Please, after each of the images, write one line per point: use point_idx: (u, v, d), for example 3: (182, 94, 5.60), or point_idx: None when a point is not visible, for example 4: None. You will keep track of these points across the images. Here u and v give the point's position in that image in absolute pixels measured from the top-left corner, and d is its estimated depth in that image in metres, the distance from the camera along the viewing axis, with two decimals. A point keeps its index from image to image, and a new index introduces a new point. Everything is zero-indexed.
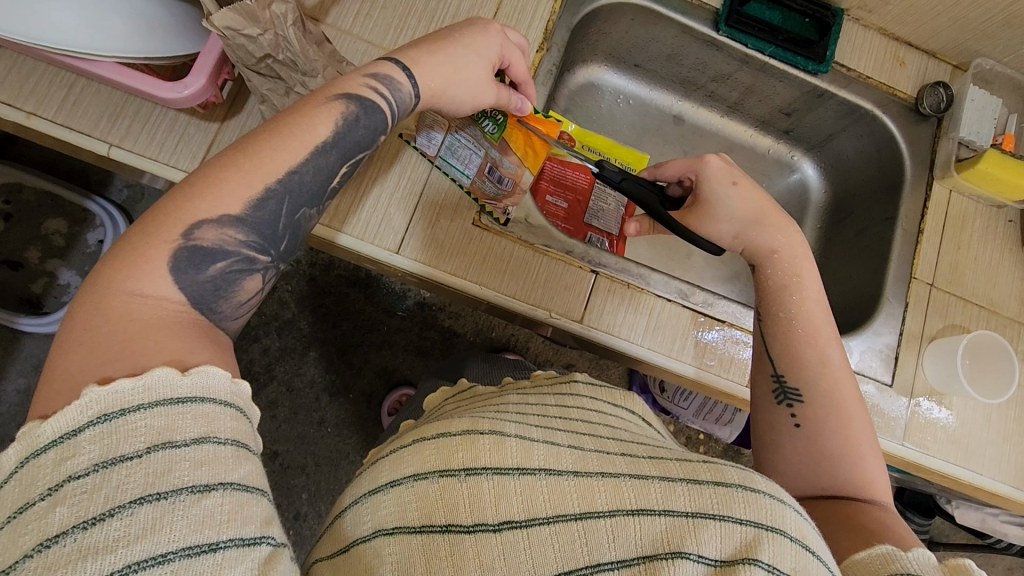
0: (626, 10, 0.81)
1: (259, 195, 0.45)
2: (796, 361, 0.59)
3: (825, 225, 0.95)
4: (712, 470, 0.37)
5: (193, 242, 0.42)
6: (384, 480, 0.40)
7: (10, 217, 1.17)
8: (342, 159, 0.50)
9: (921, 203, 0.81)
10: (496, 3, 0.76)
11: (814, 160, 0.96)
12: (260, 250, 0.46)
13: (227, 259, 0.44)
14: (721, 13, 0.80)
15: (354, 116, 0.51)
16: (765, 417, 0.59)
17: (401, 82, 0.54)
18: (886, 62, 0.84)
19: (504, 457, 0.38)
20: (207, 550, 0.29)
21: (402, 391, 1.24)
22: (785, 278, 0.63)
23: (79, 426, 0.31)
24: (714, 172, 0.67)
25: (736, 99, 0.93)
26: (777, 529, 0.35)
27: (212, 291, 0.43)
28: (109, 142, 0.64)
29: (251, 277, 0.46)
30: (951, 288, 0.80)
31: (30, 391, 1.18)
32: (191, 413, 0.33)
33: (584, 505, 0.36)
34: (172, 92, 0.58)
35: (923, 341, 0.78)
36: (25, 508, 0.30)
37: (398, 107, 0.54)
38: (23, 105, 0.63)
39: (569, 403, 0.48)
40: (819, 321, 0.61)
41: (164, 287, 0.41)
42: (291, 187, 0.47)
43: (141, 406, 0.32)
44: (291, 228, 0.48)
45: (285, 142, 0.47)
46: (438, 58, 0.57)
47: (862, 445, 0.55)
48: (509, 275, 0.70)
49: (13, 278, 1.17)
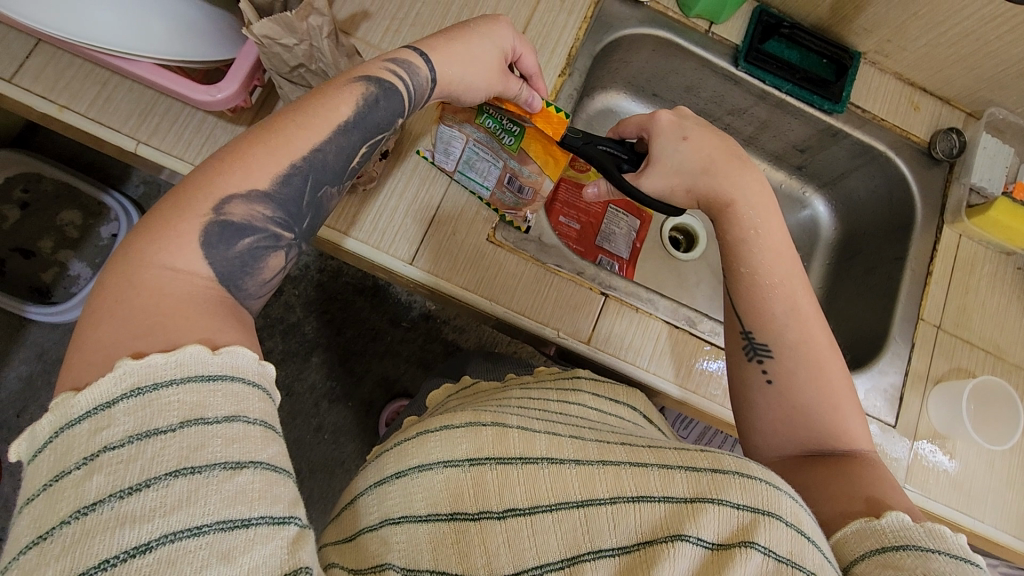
0: (647, 42, 0.83)
1: (285, 171, 0.46)
2: (764, 318, 0.60)
3: (834, 262, 0.96)
4: (710, 458, 0.40)
5: (224, 217, 0.43)
6: (389, 471, 0.43)
7: (26, 207, 1.19)
8: (362, 141, 0.52)
9: (930, 244, 0.82)
10: (522, 27, 0.77)
11: (826, 197, 0.97)
12: (284, 227, 0.47)
13: (254, 235, 0.45)
14: (741, 49, 0.82)
15: (373, 97, 0.52)
16: (738, 376, 0.60)
17: (418, 68, 0.55)
18: (900, 105, 0.86)
19: (507, 448, 0.40)
20: (239, 526, 0.30)
21: (400, 401, 1.23)
22: (745, 229, 0.63)
23: (113, 399, 0.32)
24: (664, 128, 0.65)
25: (751, 134, 0.95)
26: (773, 513, 0.37)
27: (239, 267, 0.44)
28: (137, 139, 0.65)
29: (274, 255, 0.47)
30: (957, 332, 0.80)
31: (31, 379, 1.18)
32: (220, 391, 0.34)
33: (585, 492, 0.38)
34: (205, 96, 0.60)
35: (928, 383, 0.78)
36: (61, 476, 0.31)
37: (415, 91, 0.55)
38: (56, 99, 0.65)
39: (572, 399, 0.51)
40: (785, 273, 0.61)
41: (194, 262, 0.42)
42: (315, 164, 0.48)
43: (172, 381, 0.33)
44: (313, 207, 0.49)
45: (309, 121, 0.48)
46: (453, 46, 0.58)
47: (841, 394, 0.56)
48: (517, 293, 0.71)
49: (24, 267, 1.18)
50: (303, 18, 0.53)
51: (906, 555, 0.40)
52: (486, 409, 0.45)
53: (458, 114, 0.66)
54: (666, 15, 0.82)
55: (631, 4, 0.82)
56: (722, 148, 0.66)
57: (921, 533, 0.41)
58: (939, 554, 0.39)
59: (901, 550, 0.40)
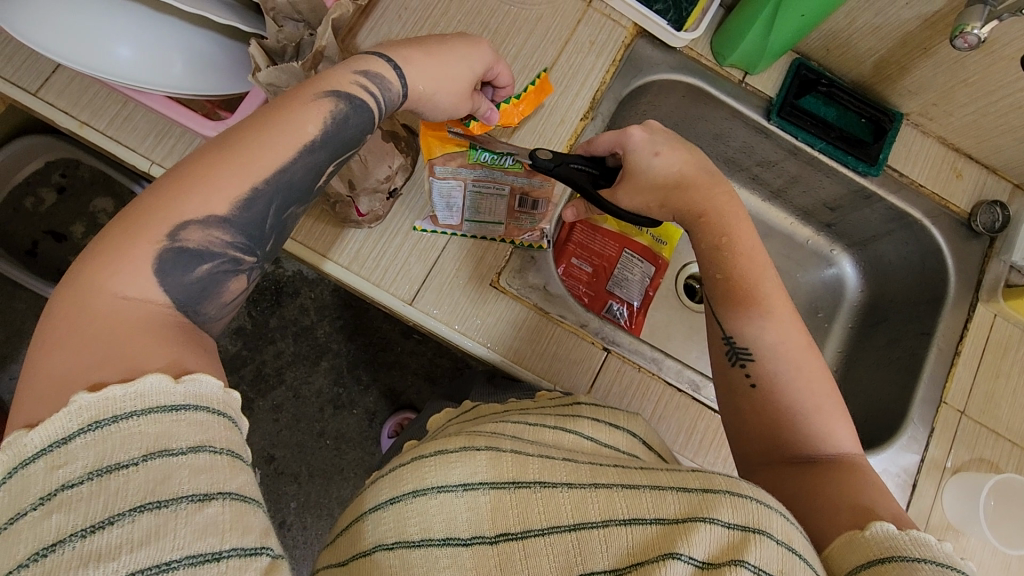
0: (678, 88, 0.81)
1: (247, 195, 0.45)
2: (742, 319, 0.57)
3: (857, 326, 0.91)
4: (700, 479, 0.40)
5: (179, 244, 0.42)
6: (383, 497, 0.41)
7: (63, 191, 1.21)
8: (329, 159, 0.50)
9: (961, 322, 0.78)
10: (547, 69, 0.76)
11: (854, 258, 0.93)
12: (245, 251, 0.46)
13: (213, 261, 0.44)
14: (775, 103, 0.79)
15: (343, 115, 0.50)
16: (721, 379, 0.58)
17: (391, 82, 0.54)
18: (942, 172, 0.81)
19: (503, 471, 0.39)
20: (210, 559, 0.29)
21: (405, 415, 1.23)
22: (717, 238, 0.60)
23: (69, 434, 0.31)
24: (637, 144, 0.61)
25: (780, 186, 0.91)
26: (763, 530, 0.36)
27: (198, 291, 0.43)
28: (152, 160, 0.66)
29: (235, 279, 0.46)
30: (983, 419, 0.75)
31: None
32: (184, 421, 0.33)
33: (577, 516, 0.37)
34: (215, 131, 0.60)
35: (945, 472, 0.73)
36: (16, 518, 0.29)
37: (387, 105, 0.54)
38: (78, 115, 0.66)
39: (569, 426, 0.47)
40: (761, 274, 0.59)
41: (147, 289, 0.41)
42: (280, 187, 0.47)
43: (132, 413, 0.32)
44: (277, 229, 0.48)
45: (274, 139, 0.47)
46: (429, 62, 0.57)
47: (822, 395, 0.53)
48: (516, 339, 0.69)
49: (55, 249, 1.21)
50: (313, 68, 0.55)
51: (893, 567, 0.38)
52: (481, 432, 0.45)
53: (449, 163, 0.66)
54: (699, 62, 0.80)
55: (665, 48, 0.79)
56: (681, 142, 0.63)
57: (907, 543, 0.39)
58: (926, 563, 0.38)
59: (887, 562, 0.39)
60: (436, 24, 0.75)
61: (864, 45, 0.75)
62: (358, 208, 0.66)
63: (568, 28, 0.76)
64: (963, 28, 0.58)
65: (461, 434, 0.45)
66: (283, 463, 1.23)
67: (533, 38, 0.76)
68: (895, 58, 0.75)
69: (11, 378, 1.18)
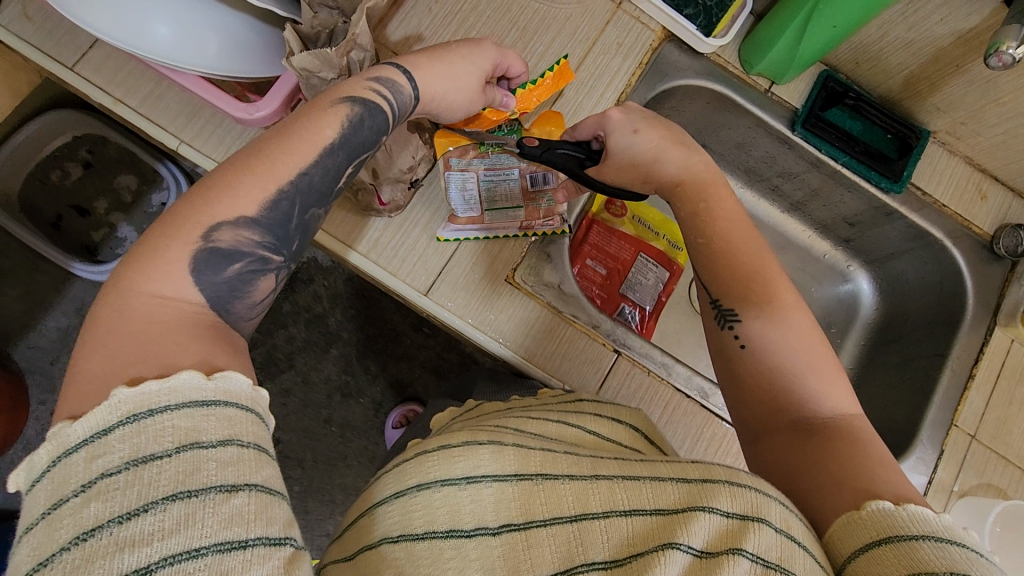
0: (704, 93, 0.80)
1: (272, 197, 0.46)
2: (729, 285, 0.56)
3: (870, 344, 0.90)
4: (700, 469, 0.40)
5: (211, 244, 0.43)
6: (389, 490, 0.41)
7: (89, 166, 1.23)
8: (348, 160, 0.51)
9: (977, 345, 0.77)
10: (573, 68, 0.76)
11: (870, 275, 0.92)
12: (273, 251, 0.47)
13: (243, 260, 0.45)
14: (800, 113, 0.78)
15: (359, 118, 0.51)
16: (713, 350, 0.57)
17: (402, 86, 0.55)
18: (966, 193, 0.80)
19: (506, 464, 0.40)
20: (237, 546, 0.30)
21: (411, 406, 1.23)
22: (695, 205, 0.61)
23: (109, 426, 0.32)
24: (614, 123, 0.62)
25: (800, 199, 0.91)
26: (762, 518, 0.37)
27: (228, 291, 0.44)
28: (181, 139, 0.67)
29: (264, 278, 0.47)
30: (993, 444, 0.75)
31: (68, 331, 1.22)
32: (215, 415, 0.33)
33: (579, 507, 0.37)
34: (244, 113, 0.61)
35: (952, 495, 0.73)
36: (59, 504, 0.30)
37: (399, 109, 0.55)
38: (112, 92, 0.67)
39: (572, 420, 0.48)
40: (741, 240, 0.58)
41: (183, 288, 0.42)
42: (301, 188, 0.47)
43: (167, 407, 0.32)
44: (301, 229, 0.49)
45: (295, 145, 0.48)
46: (436, 66, 0.57)
47: (817, 359, 0.52)
48: (528, 337, 0.70)
49: (77, 223, 1.23)
50: (344, 55, 0.56)
51: (891, 548, 0.38)
52: (485, 427, 0.45)
53: (462, 155, 0.70)
54: (726, 69, 0.80)
55: (692, 53, 0.79)
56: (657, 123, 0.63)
57: (902, 520, 0.39)
58: (924, 540, 0.37)
59: (885, 543, 0.38)
60: (466, 18, 0.75)
61: (895, 59, 0.75)
62: (380, 197, 0.68)
63: (597, 29, 0.77)
64: (999, 46, 0.57)
65: (466, 429, 0.45)
66: (288, 447, 1.24)
67: (561, 37, 0.76)
68: (926, 75, 0.74)
69: (29, 348, 1.20)
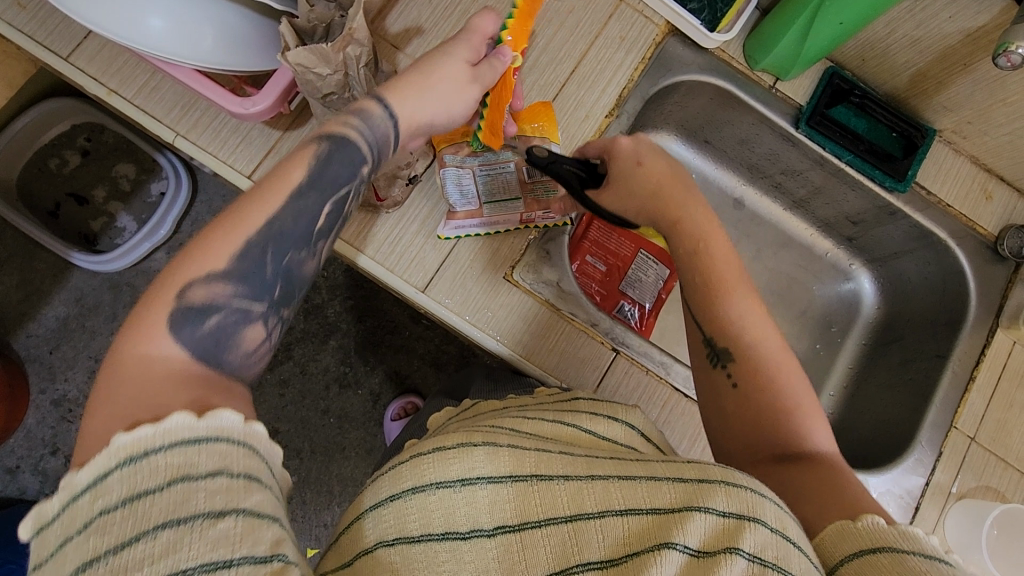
0: (707, 89, 0.79)
1: (242, 246, 0.44)
2: (723, 321, 0.56)
3: (871, 343, 0.90)
4: (695, 469, 0.40)
5: (185, 302, 0.42)
6: (383, 494, 0.40)
7: (87, 154, 1.21)
8: (324, 199, 0.49)
9: (978, 347, 0.76)
10: (575, 63, 0.75)
11: (872, 274, 0.91)
12: (253, 299, 0.45)
13: (221, 314, 0.43)
14: (804, 111, 0.77)
15: (327, 154, 0.49)
16: (704, 384, 0.57)
17: (376, 118, 0.52)
18: (971, 192, 0.79)
19: (501, 465, 0.39)
20: (223, 567, 0.30)
21: (409, 398, 1.23)
22: (694, 242, 0.59)
23: (106, 469, 0.31)
24: (621, 151, 0.62)
25: (803, 197, 0.90)
26: (757, 518, 0.36)
27: (212, 346, 0.42)
28: (177, 132, 0.67)
29: (250, 328, 0.44)
30: (992, 447, 0.75)
31: (67, 321, 1.21)
32: (206, 450, 0.33)
33: (574, 507, 0.37)
34: (239, 108, 0.60)
35: (950, 497, 0.73)
36: (64, 543, 0.30)
37: (375, 141, 0.52)
38: (107, 83, 0.67)
39: (567, 419, 0.47)
40: (737, 278, 0.57)
41: (164, 347, 0.41)
42: (273, 234, 0.45)
43: (161, 447, 0.32)
44: (282, 274, 0.46)
45: (264, 192, 0.46)
46: (421, 98, 0.55)
47: (803, 397, 0.53)
48: (526, 335, 0.69)
49: (75, 212, 1.22)
50: (341, 49, 0.54)
51: (885, 558, 0.37)
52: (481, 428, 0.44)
53: (458, 151, 0.69)
54: (730, 65, 0.78)
55: (696, 48, 0.77)
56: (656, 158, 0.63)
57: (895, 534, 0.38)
58: (914, 555, 0.36)
59: (879, 553, 0.37)
60: (466, 10, 0.74)
61: (902, 57, 0.74)
62: (378, 193, 0.66)
63: (599, 23, 0.75)
64: (1007, 47, 0.57)
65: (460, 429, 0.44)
66: (287, 438, 1.24)
67: (562, 31, 0.75)
68: (933, 73, 0.73)
69: (27, 337, 1.20)
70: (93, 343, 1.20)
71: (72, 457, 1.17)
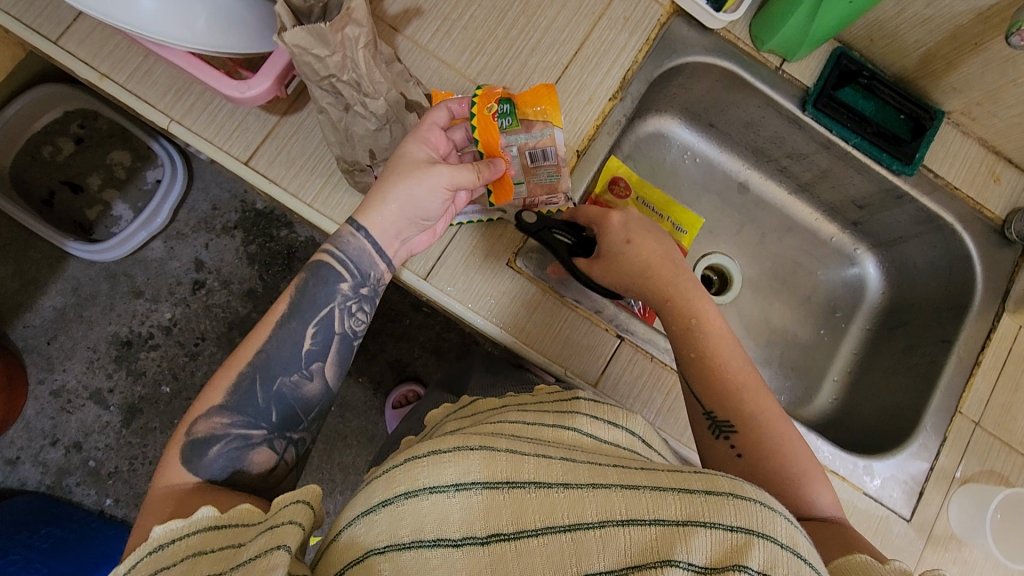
0: (712, 71, 0.77)
1: (234, 381, 0.56)
2: (723, 394, 0.59)
3: (875, 328, 0.89)
4: (703, 480, 0.38)
5: (195, 436, 0.54)
6: (376, 499, 0.39)
7: (80, 142, 1.20)
8: (305, 323, 0.58)
9: (984, 332, 0.76)
10: (578, 44, 0.73)
11: (877, 259, 0.90)
12: (249, 426, 0.55)
13: (222, 441, 0.54)
14: (811, 92, 0.76)
15: (307, 283, 0.58)
16: (709, 455, 0.59)
17: (352, 237, 0.59)
18: (978, 175, 0.78)
19: (496, 471, 0.39)
20: None
21: (410, 386, 1.23)
22: (687, 320, 0.62)
23: (140, 557, 0.42)
24: (613, 228, 0.65)
25: (808, 181, 0.88)
26: (767, 535, 0.35)
27: (219, 469, 0.53)
28: (171, 117, 0.65)
29: (251, 449, 0.55)
30: (996, 431, 0.74)
31: (64, 311, 1.20)
32: (219, 535, 0.43)
33: (573, 516, 0.37)
34: (236, 91, 0.59)
35: (954, 482, 0.73)
36: None
37: (353, 257, 0.59)
38: (99, 67, 0.65)
39: (567, 423, 0.47)
40: (731, 353, 0.61)
41: (181, 474, 0.52)
42: (260, 364, 0.56)
43: (186, 534, 0.43)
44: (273, 399, 0.56)
45: (258, 333, 0.58)
46: (389, 208, 0.58)
47: (801, 459, 0.56)
48: (530, 322, 0.69)
49: (70, 200, 1.20)
50: (340, 31, 0.54)
51: None
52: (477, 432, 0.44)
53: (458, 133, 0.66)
54: (735, 46, 0.77)
55: (701, 29, 0.76)
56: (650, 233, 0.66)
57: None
58: None
59: None
60: None
61: (911, 37, 0.72)
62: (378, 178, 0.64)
63: (603, 3, 0.74)
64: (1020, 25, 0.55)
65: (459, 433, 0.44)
66: None
67: (565, 12, 0.73)
68: (942, 53, 0.72)
69: (25, 327, 1.19)
70: (91, 333, 1.20)
71: (71, 447, 1.17)
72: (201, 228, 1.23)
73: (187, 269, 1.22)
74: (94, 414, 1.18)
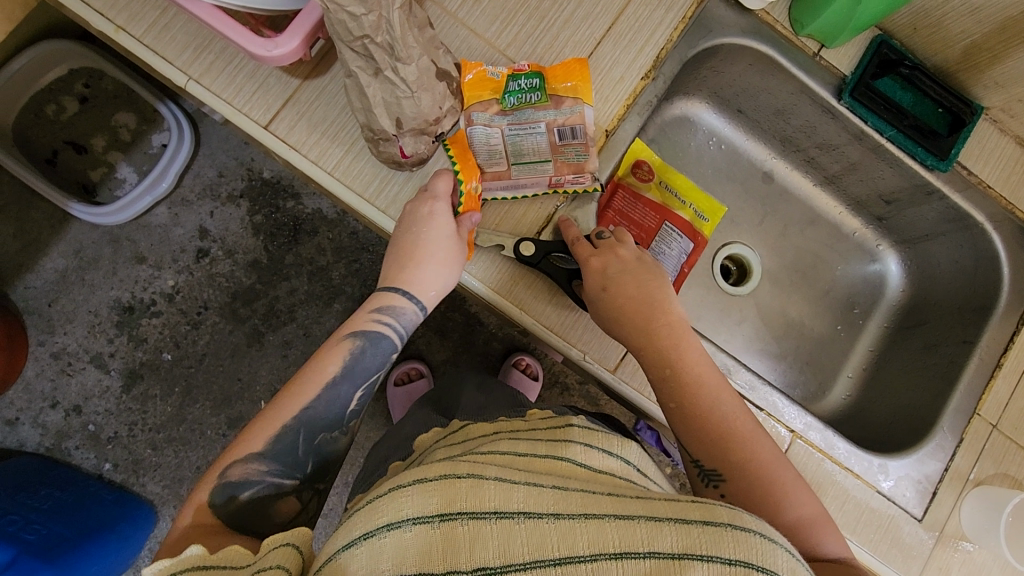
0: (747, 54, 0.75)
1: (279, 430, 0.55)
2: (707, 445, 0.57)
3: (893, 327, 0.88)
4: (701, 509, 0.37)
5: (225, 478, 0.53)
6: (356, 532, 0.38)
7: (85, 101, 1.16)
8: (354, 387, 0.59)
9: (1008, 334, 0.75)
10: (612, 18, 0.70)
11: (900, 256, 0.89)
12: (282, 475, 0.55)
13: (252, 488, 0.53)
14: (848, 81, 0.74)
15: (361, 351, 0.60)
16: None
17: (400, 307, 0.62)
18: (1012, 174, 0.77)
19: (481, 500, 0.37)
20: None
21: (413, 364, 1.22)
22: (663, 369, 0.60)
23: None
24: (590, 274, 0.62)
25: (835, 173, 0.86)
26: (766, 569, 0.35)
27: (246, 517, 0.52)
28: (188, 76, 0.63)
29: (281, 501, 0.54)
30: (1012, 435, 0.74)
31: (66, 273, 1.18)
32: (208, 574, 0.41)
33: (563, 549, 0.35)
34: (262, 49, 0.56)
35: (967, 484, 0.72)
36: None
37: (403, 325, 0.62)
38: (114, 19, 0.62)
39: (558, 454, 0.44)
40: (714, 397, 0.59)
41: (203, 515, 0.51)
42: (304, 420, 0.56)
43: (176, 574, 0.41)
44: (312, 453, 0.57)
45: (304, 388, 0.57)
46: (427, 272, 0.61)
47: (802, 502, 0.55)
48: (548, 307, 0.67)
49: (74, 160, 1.17)
50: None
51: None
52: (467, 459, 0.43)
53: (487, 108, 0.65)
54: (774, 29, 0.74)
55: (739, 9, 0.73)
56: (634, 276, 0.63)
57: None
58: None
59: None
60: None
61: (956, 27, 0.70)
62: (403, 150, 0.61)
63: None
64: None
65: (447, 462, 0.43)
66: None
67: None
68: (988, 46, 0.69)
69: (26, 288, 1.17)
70: (93, 297, 1.18)
71: (71, 411, 1.16)
72: (207, 195, 1.20)
73: (191, 236, 1.20)
74: (94, 378, 1.17)
